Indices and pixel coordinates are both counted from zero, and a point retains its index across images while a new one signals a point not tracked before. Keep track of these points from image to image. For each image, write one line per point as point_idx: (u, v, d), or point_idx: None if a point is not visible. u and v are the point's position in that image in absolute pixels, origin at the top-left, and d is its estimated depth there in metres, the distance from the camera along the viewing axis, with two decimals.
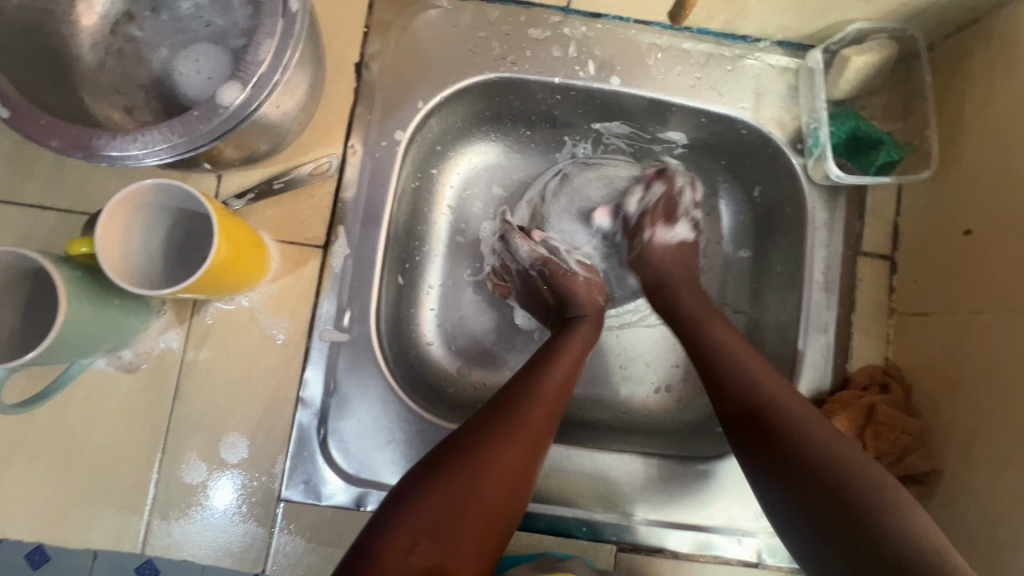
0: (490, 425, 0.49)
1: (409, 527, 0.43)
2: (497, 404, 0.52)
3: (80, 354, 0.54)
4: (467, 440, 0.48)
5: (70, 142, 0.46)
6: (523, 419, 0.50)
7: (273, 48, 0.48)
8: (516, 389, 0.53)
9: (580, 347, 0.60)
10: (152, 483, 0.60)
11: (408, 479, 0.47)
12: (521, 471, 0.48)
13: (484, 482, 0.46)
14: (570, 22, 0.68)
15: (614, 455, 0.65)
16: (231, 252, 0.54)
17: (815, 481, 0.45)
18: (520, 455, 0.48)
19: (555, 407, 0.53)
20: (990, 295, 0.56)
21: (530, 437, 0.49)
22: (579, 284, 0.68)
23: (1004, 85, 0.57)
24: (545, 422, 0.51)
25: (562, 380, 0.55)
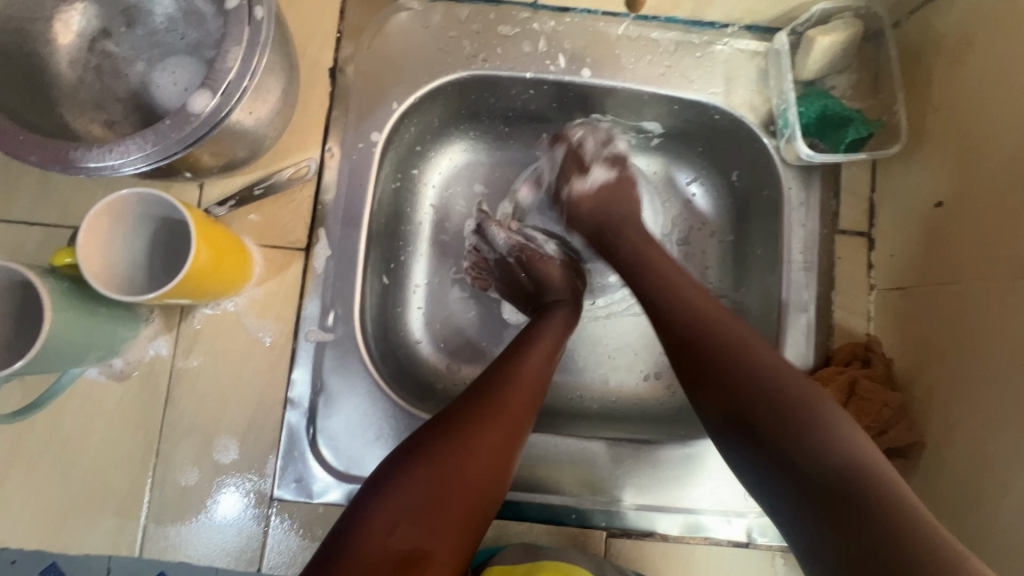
0: (471, 408, 0.50)
1: (389, 510, 0.44)
2: (479, 390, 0.52)
3: (70, 363, 0.55)
4: (448, 425, 0.49)
5: (49, 156, 0.47)
6: (501, 403, 0.51)
7: (241, 55, 0.49)
8: (495, 375, 0.54)
9: (562, 331, 0.62)
10: (147, 488, 0.61)
11: (389, 462, 0.47)
12: (503, 452, 0.49)
13: (464, 464, 0.46)
14: (539, 17, 0.69)
15: (594, 443, 0.65)
16: (212, 257, 0.55)
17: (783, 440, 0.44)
18: (499, 439, 0.49)
19: (534, 393, 0.54)
20: (963, 266, 0.56)
21: (508, 422, 0.50)
22: (557, 269, 0.69)
23: (968, 57, 0.57)
24: (524, 408, 0.52)
25: (542, 366, 0.56)
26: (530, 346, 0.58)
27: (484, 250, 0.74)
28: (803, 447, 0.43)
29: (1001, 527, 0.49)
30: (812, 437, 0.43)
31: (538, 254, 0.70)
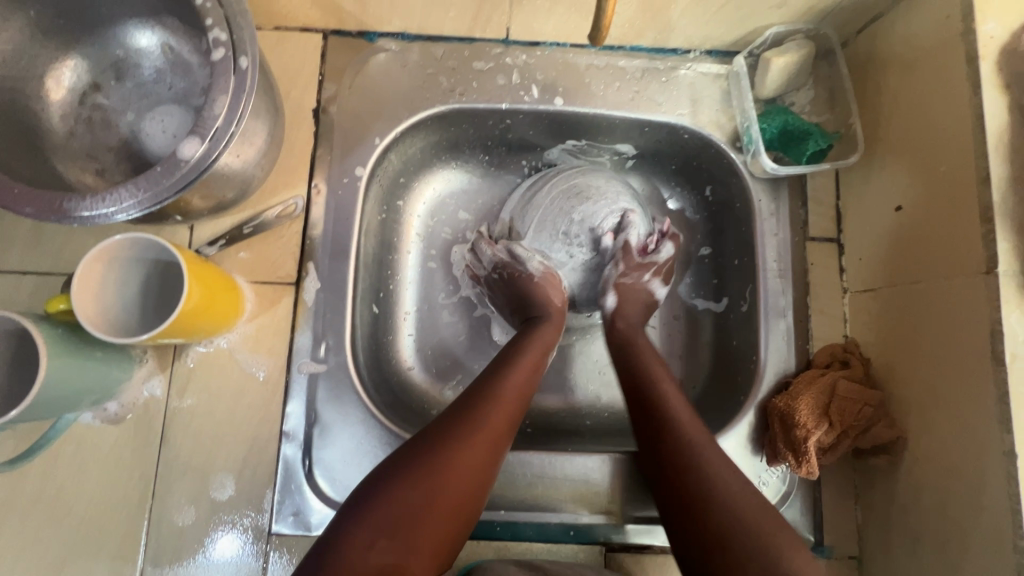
0: (453, 425, 0.51)
1: (370, 525, 0.44)
2: (461, 406, 0.53)
3: (65, 409, 0.56)
4: (431, 442, 0.50)
5: (43, 207, 0.49)
6: (482, 420, 0.52)
7: (227, 103, 0.51)
8: (478, 391, 0.55)
9: (543, 345, 0.63)
10: (144, 530, 0.61)
11: (371, 479, 0.48)
12: (482, 470, 0.50)
13: (444, 481, 0.47)
14: (510, 51, 0.73)
15: (594, 461, 0.66)
16: (204, 296, 0.56)
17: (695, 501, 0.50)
18: (478, 455, 0.50)
19: (513, 412, 0.55)
20: (924, 265, 0.58)
21: (488, 439, 0.51)
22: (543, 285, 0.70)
23: (911, 68, 0.61)
24: (504, 425, 0.53)
25: (522, 384, 0.58)
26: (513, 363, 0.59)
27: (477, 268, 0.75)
28: (716, 501, 0.49)
29: (983, 517, 0.50)
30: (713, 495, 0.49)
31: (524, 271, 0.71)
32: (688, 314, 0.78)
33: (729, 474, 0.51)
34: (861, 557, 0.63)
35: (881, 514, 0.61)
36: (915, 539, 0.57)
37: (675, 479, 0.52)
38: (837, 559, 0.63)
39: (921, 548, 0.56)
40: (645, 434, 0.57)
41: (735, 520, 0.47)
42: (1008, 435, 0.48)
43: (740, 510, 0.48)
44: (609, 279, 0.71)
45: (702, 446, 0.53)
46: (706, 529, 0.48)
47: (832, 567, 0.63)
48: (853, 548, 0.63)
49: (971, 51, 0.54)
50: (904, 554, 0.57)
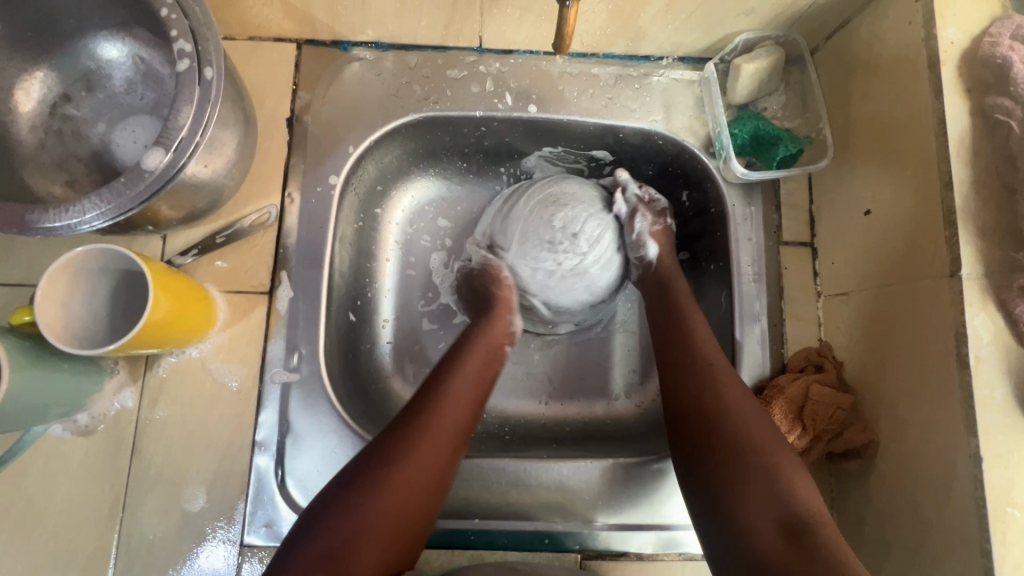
0: (389, 446, 0.52)
1: (305, 560, 0.46)
2: (397, 428, 0.54)
3: (32, 421, 0.55)
4: (369, 468, 0.51)
5: (6, 220, 0.48)
6: (416, 442, 0.53)
7: (193, 113, 0.51)
8: (415, 410, 0.56)
9: (492, 351, 0.64)
10: (114, 543, 0.60)
11: (310, 514, 0.50)
12: (420, 487, 0.52)
13: (374, 508, 0.49)
14: (484, 60, 0.73)
15: (589, 466, 0.65)
16: (173, 306, 0.56)
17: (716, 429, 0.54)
18: (414, 477, 0.51)
19: (453, 427, 0.56)
20: (892, 268, 0.58)
21: (423, 460, 0.52)
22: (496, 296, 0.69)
23: (877, 73, 0.61)
24: (441, 443, 0.54)
25: (465, 396, 0.58)
26: (455, 376, 0.59)
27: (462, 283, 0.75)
28: (737, 429, 0.53)
29: (951, 521, 0.50)
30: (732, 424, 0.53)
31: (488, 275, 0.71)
32: None
33: (749, 407, 0.55)
34: None
35: (855, 519, 0.61)
36: (886, 543, 0.56)
37: (696, 413, 0.55)
38: None
39: (893, 552, 0.56)
40: (669, 375, 0.60)
41: (753, 446, 0.52)
42: (972, 438, 0.48)
43: (764, 444, 0.52)
44: (642, 232, 0.72)
45: (725, 382, 0.57)
46: (726, 462, 0.51)
47: None
48: None
49: (932, 56, 0.54)
50: (877, 559, 0.57)
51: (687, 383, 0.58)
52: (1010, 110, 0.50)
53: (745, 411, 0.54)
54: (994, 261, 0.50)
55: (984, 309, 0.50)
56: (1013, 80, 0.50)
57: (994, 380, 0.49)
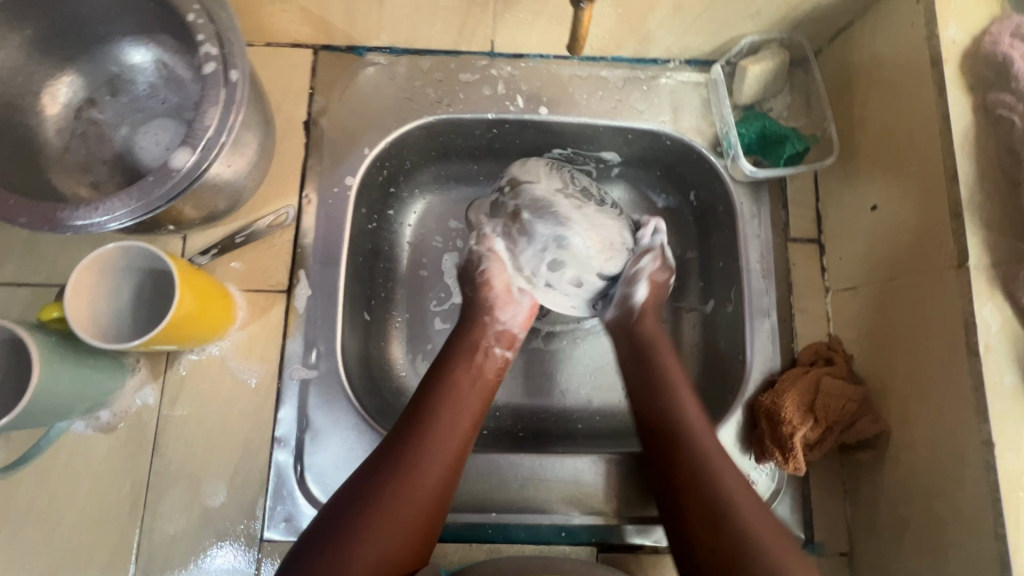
0: (365, 497, 0.52)
1: None
2: (362, 476, 0.53)
3: (56, 417, 0.56)
4: (332, 520, 0.51)
5: (38, 218, 0.50)
6: (376, 490, 0.52)
7: (218, 114, 0.53)
8: (379, 455, 0.55)
9: (475, 380, 0.62)
10: (135, 538, 0.61)
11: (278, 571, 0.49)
12: (388, 538, 0.50)
13: (337, 562, 0.48)
14: (496, 63, 0.75)
15: (584, 463, 0.66)
16: (196, 303, 0.57)
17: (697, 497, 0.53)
18: (376, 528, 0.50)
19: (422, 470, 0.54)
20: (901, 261, 0.59)
21: (384, 510, 0.51)
22: (483, 306, 0.66)
23: (881, 72, 0.63)
24: (406, 488, 0.53)
25: (442, 434, 0.57)
26: (432, 413, 0.58)
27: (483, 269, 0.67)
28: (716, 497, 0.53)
29: (964, 507, 0.51)
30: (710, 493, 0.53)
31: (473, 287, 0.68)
32: (676, 317, 0.80)
33: (724, 471, 0.54)
34: (851, 553, 0.63)
35: (868, 509, 0.61)
36: (902, 531, 0.57)
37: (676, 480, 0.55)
38: (829, 555, 0.63)
39: (908, 540, 0.56)
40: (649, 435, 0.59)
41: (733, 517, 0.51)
42: (984, 425, 0.49)
43: (742, 512, 0.52)
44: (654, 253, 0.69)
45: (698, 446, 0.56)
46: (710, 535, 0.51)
47: (823, 565, 0.63)
48: (844, 545, 0.63)
49: (935, 55, 0.56)
50: (892, 548, 0.58)
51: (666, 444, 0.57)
52: (1012, 105, 0.51)
53: (721, 476, 0.54)
54: (1001, 252, 0.52)
55: (992, 299, 0.51)
56: (1014, 76, 0.52)
57: (1003, 368, 0.50)
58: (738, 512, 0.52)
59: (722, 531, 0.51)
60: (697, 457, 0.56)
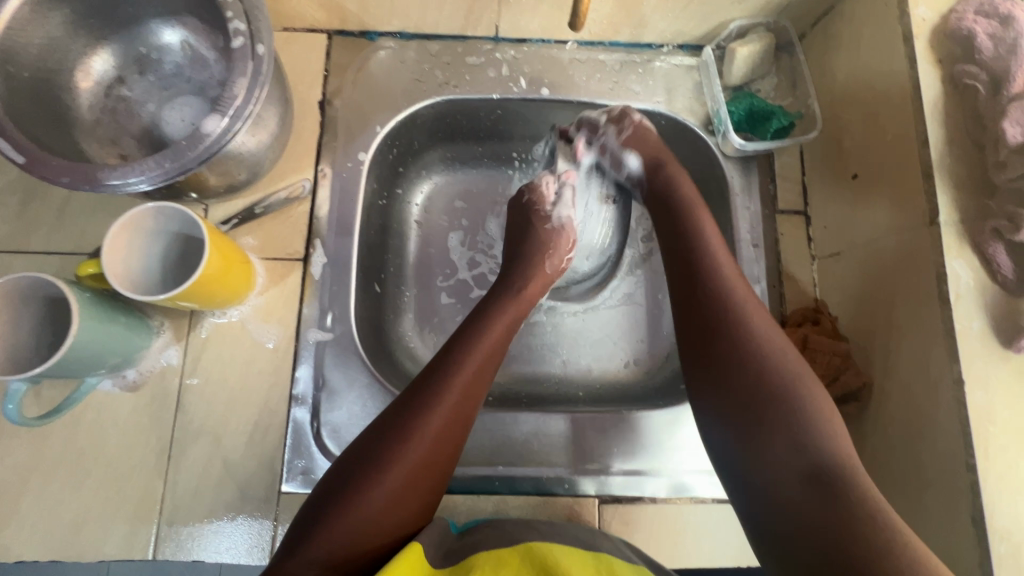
0: (393, 432, 0.53)
1: (356, 486, 0.50)
2: (435, 372, 0.57)
3: (88, 369, 0.60)
4: (410, 407, 0.55)
5: (78, 177, 0.53)
6: (448, 386, 0.56)
7: (246, 84, 0.57)
8: (448, 357, 0.59)
9: (502, 332, 0.63)
10: (160, 490, 0.64)
11: (357, 448, 0.53)
12: (454, 433, 0.55)
13: (414, 444, 0.53)
14: (500, 47, 0.80)
15: (555, 420, 0.70)
16: (222, 263, 0.61)
17: (763, 386, 0.53)
18: (451, 421, 0.55)
19: (485, 372, 0.60)
20: (880, 225, 0.64)
21: (456, 404, 0.56)
22: (540, 276, 0.70)
23: (859, 52, 0.68)
24: (473, 389, 0.58)
25: (470, 380, 0.58)
26: (461, 359, 0.58)
27: (566, 256, 0.73)
28: (787, 397, 0.53)
29: (941, 445, 0.54)
30: (767, 397, 0.53)
31: (535, 251, 0.72)
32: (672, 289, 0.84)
33: (791, 361, 0.55)
34: None
35: None
36: (884, 476, 0.61)
37: (730, 368, 0.55)
38: None
39: (890, 483, 0.60)
40: (699, 320, 0.59)
41: (799, 408, 0.52)
42: (955, 366, 0.53)
43: (806, 400, 0.52)
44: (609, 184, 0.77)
45: (760, 333, 0.57)
46: (774, 426, 0.52)
47: None
48: None
49: (907, 31, 0.61)
50: (875, 493, 0.62)
51: (713, 331, 0.58)
52: (976, 75, 0.56)
53: (766, 354, 0.55)
54: (969, 209, 0.56)
55: (961, 252, 0.56)
56: (977, 49, 0.57)
57: (972, 313, 0.54)
58: (824, 456, 0.49)
59: (764, 404, 0.53)
60: (782, 397, 0.52)
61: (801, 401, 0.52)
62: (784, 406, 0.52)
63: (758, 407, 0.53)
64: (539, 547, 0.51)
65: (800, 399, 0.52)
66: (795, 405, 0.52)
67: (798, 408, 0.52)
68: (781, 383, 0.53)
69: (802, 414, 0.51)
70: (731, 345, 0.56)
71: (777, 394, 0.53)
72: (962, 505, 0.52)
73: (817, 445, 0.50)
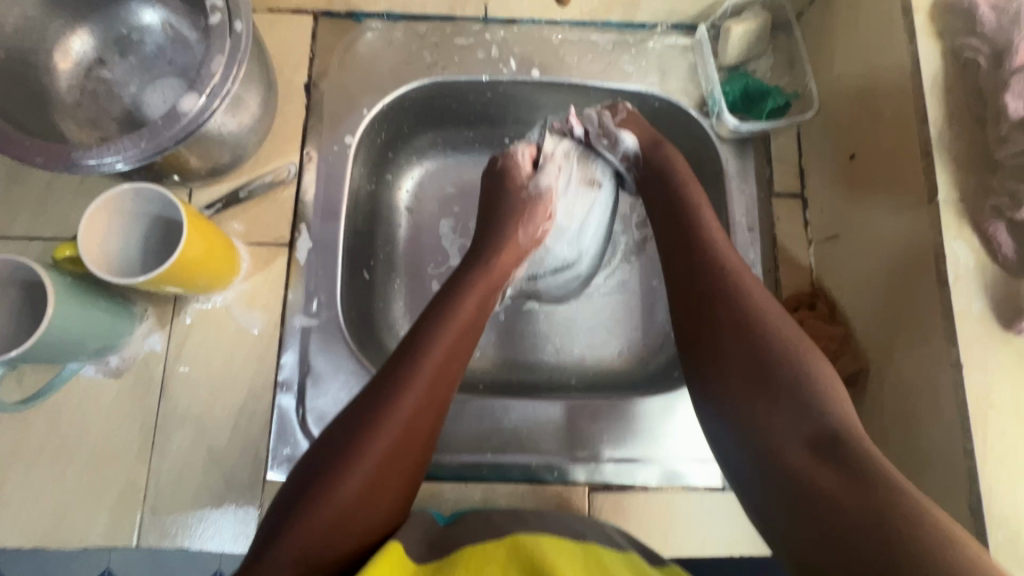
0: (361, 422, 0.52)
1: (333, 470, 0.49)
2: (405, 352, 0.56)
3: (69, 354, 0.59)
4: (382, 388, 0.54)
5: (52, 157, 0.52)
6: (421, 362, 0.55)
7: (224, 62, 0.55)
8: (418, 334, 0.58)
9: (473, 311, 0.62)
10: (145, 478, 0.63)
11: (333, 430, 0.52)
12: (430, 408, 0.55)
13: (392, 424, 0.52)
14: (490, 28, 0.78)
15: (551, 406, 0.69)
16: (204, 246, 0.60)
17: (772, 373, 0.52)
18: (426, 399, 0.54)
19: (458, 347, 0.59)
20: (878, 206, 0.62)
21: (430, 380, 0.55)
22: (510, 246, 0.68)
23: (857, 28, 0.66)
24: (445, 365, 0.57)
25: (441, 361, 0.57)
26: (431, 341, 0.57)
27: (543, 224, 0.71)
28: (784, 384, 0.51)
29: (939, 429, 0.53)
30: (787, 373, 0.52)
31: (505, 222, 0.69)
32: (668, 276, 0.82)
33: (797, 348, 0.54)
34: None
35: None
36: None
37: (743, 359, 0.54)
38: None
39: None
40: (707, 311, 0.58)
41: (810, 403, 0.50)
42: (954, 348, 0.52)
43: (819, 384, 0.51)
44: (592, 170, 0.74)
45: (771, 318, 0.56)
46: (782, 410, 0.50)
47: None
48: None
49: (905, 6, 0.59)
50: None
51: (728, 313, 0.57)
52: (978, 48, 0.54)
53: (770, 344, 0.54)
54: (969, 187, 0.54)
55: (960, 231, 0.54)
56: (979, 21, 0.55)
57: (972, 295, 0.53)
58: (858, 458, 0.45)
59: (789, 395, 0.51)
60: (792, 380, 0.51)
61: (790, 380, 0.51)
62: (802, 397, 0.50)
63: (771, 413, 0.51)
64: (525, 541, 0.48)
65: (819, 394, 0.50)
66: (806, 379, 0.51)
67: (821, 396, 0.50)
68: (798, 366, 0.52)
69: (808, 401, 0.50)
70: (732, 334, 0.56)
71: (791, 384, 0.51)
72: (960, 491, 0.50)
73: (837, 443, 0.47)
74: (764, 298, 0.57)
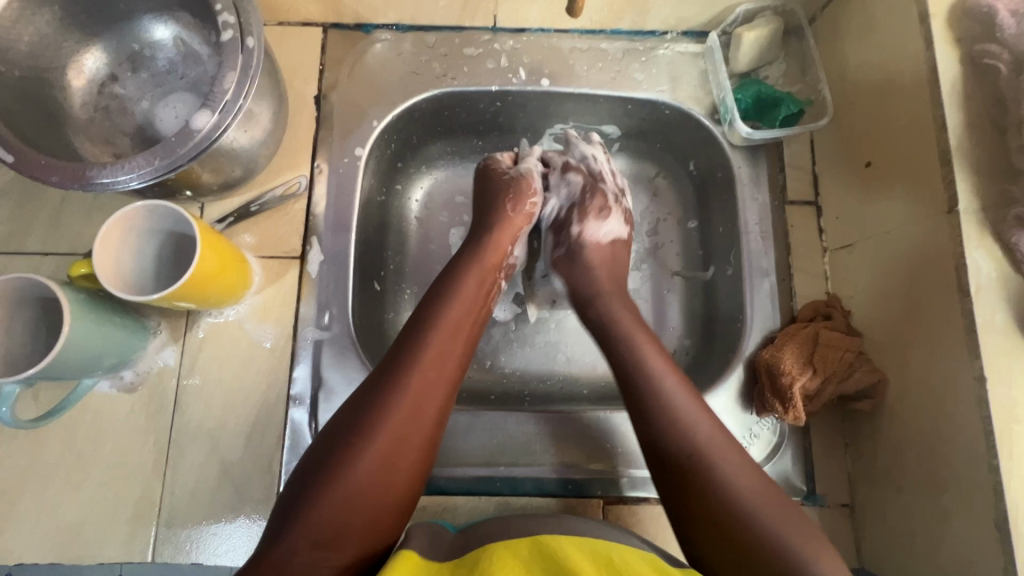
0: (368, 402, 0.52)
1: (344, 453, 0.49)
2: (408, 335, 0.56)
3: (84, 371, 0.59)
4: (386, 371, 0.54)
5: (68, 176, 0.52)
6: (425, 343, 0.55)
7: (236, 79, 0.55)
8: (418, 317, 0.58)
9: (476, 291, 0.62)
10: (159, 493, 0.64)
11: (340, 417, 0.52)
12: (438, 386, 0.54)
13: (397, 404, 0.51)
14: (499, 38, 0.78)
15: (570, 419, 0.68)
16: (217, 262, 0.60)
17: (700, 463, 0.52)
18: (430, 377, 0.54)
19: (463, 328, 0.59)
20: (897, 214, 0.61)
21: (433, 360, 0.55)
22: (506, 222, 0.68)
23: (871, 34, 0.65)
24: (450, 345, 0.57)
25: (445, 341, 0.56)
26: (432, 322, 0.57)
27: (531, 201, 0.71)
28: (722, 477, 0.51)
29: (962, 443, 0.52)
30: (714, 465, 0.51)
31: (502, 204, 0.70)
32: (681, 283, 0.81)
33: (700, 428, 0.54)
34: (853, 505, 0.64)
35: (869, 459, 0.63)
36: (900, 477, 0.59)
37: (662, 443, 0.54)
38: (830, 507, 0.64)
39: (907, 484, 0.58)
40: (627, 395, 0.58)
41: (736, 493, 0.50)
42: (977, 361, 0.51)
43: (741, 473, 0.51)
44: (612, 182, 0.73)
45: (667, 395, 0.56)
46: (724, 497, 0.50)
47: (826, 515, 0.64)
48: (845, 497, 0.65)
49: (922, 11, 0.58)
50: (892, 493, 0.60)
51: (651, 395, 0.56)
52: (997, 54, 0.53)
53: (701, 434, 0.53)
54: (990, 195, 0.53)
55: (982, 241, 0.53)
56: (999, 27, 0.54)
57: (995, 306, 0.52)
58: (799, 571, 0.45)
59: (718, 486, 0.50)
60: (717, 478, 0.51)
61: (728, 485, 0.50)
62: (730, 489, 0.50)
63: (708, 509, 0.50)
64: (547, 540, 0.48)
65: (742, 485, 0.50)
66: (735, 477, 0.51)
67: (747, 492, 0.50)
68: (713, 452, 0.52)
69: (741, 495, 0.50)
70: (670, 416, 0.54)
71: (706, 476, 0.51)
72: (984, 506, 0.49)
73: (778, 537, 0.47)
74: (665, 374, 0.58)
